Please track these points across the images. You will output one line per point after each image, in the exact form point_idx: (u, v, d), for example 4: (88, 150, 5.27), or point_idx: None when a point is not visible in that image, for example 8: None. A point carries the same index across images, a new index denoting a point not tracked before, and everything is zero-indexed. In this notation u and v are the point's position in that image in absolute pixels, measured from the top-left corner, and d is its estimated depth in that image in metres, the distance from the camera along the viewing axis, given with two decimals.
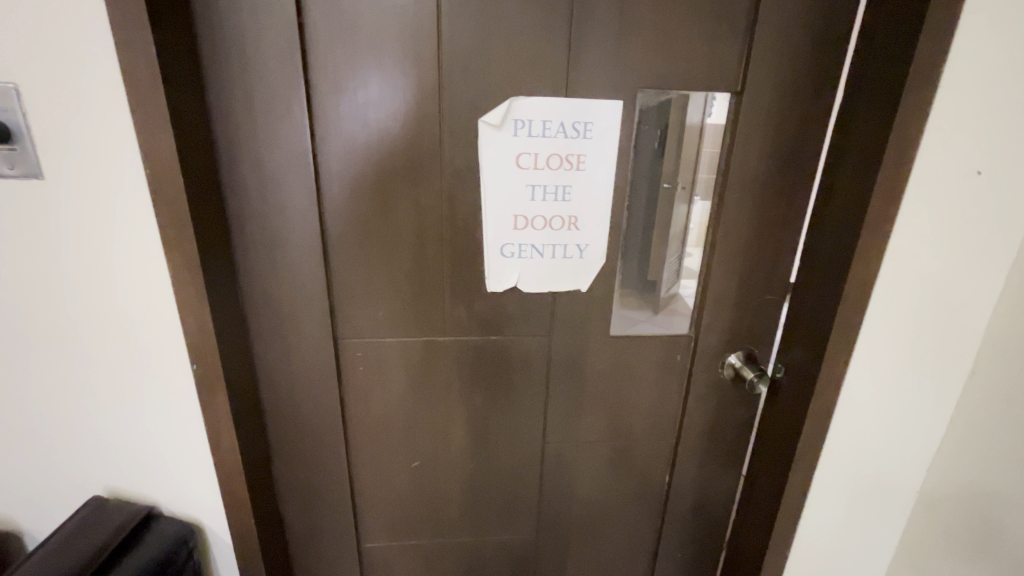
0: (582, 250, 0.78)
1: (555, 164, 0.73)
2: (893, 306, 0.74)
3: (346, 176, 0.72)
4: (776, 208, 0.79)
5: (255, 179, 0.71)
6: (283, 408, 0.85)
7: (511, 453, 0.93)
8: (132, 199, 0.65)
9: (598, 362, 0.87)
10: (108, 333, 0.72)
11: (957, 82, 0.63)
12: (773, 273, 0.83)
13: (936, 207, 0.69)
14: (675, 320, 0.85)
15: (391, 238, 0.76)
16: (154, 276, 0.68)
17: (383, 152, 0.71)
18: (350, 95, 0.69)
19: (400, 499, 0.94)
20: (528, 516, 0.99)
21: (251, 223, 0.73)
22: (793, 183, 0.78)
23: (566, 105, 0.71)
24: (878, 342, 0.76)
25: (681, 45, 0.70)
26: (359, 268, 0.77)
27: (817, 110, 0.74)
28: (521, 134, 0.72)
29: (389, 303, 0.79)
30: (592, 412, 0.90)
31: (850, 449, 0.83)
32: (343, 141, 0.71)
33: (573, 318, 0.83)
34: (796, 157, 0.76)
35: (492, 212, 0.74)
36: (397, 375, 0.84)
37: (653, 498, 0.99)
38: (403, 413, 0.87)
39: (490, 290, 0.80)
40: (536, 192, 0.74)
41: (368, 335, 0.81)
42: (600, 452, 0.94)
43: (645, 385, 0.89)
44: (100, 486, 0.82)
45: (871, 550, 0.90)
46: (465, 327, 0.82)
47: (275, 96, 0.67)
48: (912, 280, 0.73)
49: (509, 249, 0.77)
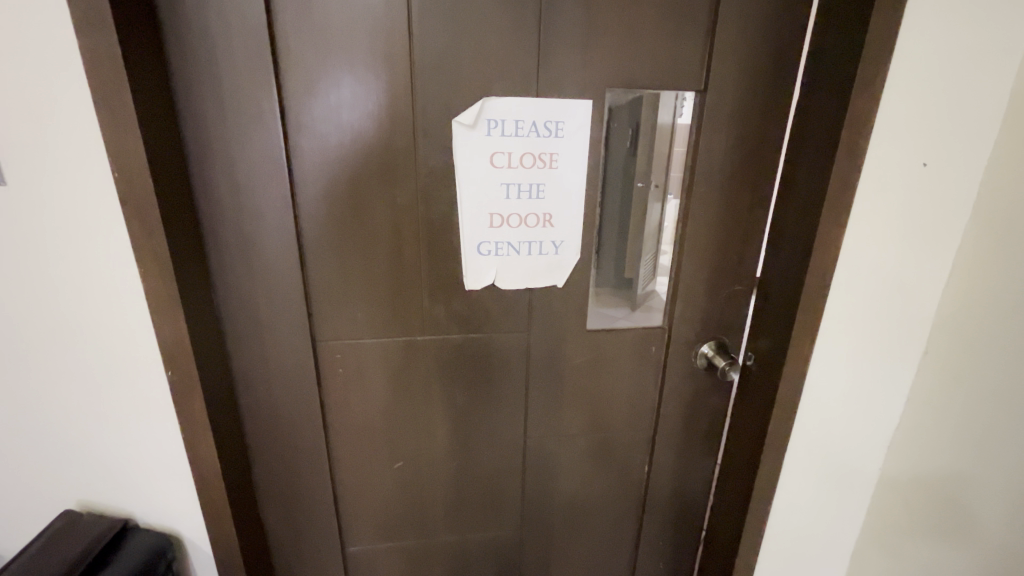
0: (557, 246, 0.80)
1: (529, 162, 0.75)
2: (853, 295, 0.78)
3: (320, 177, 0.72)
4: (742, 203, 0.82)
5: (226, 180, 0.70)
6: (261, 412, 0.84)
7: (494, 450, 0.94)
8: (101, 205, 0.64)
9: (575, 357, 0.89)
10: (80, 342, 0.70)
11: (902, 80, 0.67)
12: (741, 265, 0.86)
13: (888, 197, 0.73)
14: (651, 315, 0.88)
15: (368, 239, 0.76)
16: (125, 284, 0.68)
17: (357, 153, 0.72)
18: (323, 97, 0.69)
19: (385, 500, 0.95)
20: (512, 512, 1.00)
21: (225, 227, 0.73)
22: (757, 179, 0.81)
23: (538, 104, 0.72)
24: (841, 330, 0.80)
25: (646, 45, 0.72)
26: (337, 270, 0.77)
27: (778, 106, 0.77)
28: (494, 133, 0.73)
29: (368, 304, 0.80)
30: (571, 406, 0.93)
31: (818, 432, 0.87)
32: (317, 142, 0.71)
33: (550, 314, 0.85)
34: (760, 151, 0.79)
35: (468, 210, 0.75)
36: (378, 376, 0.85)
37: (634, 487, 1.02)
38: (384, 414, 0.88)
39: (469, 288, 0.81)
40: (511, 190, 0.76)
41: (347, 335, 0.81)
42: (580, 445, 0.96)
43: (621, 378, 0.91)
44: (75, 498, 0.81)
45: (837, 527, 0.95)
46: (445, 326, 0.83)
47: (246, 98, 0.67)
48: (869, 269, 0.77)
49: (485, 247, 0.78)
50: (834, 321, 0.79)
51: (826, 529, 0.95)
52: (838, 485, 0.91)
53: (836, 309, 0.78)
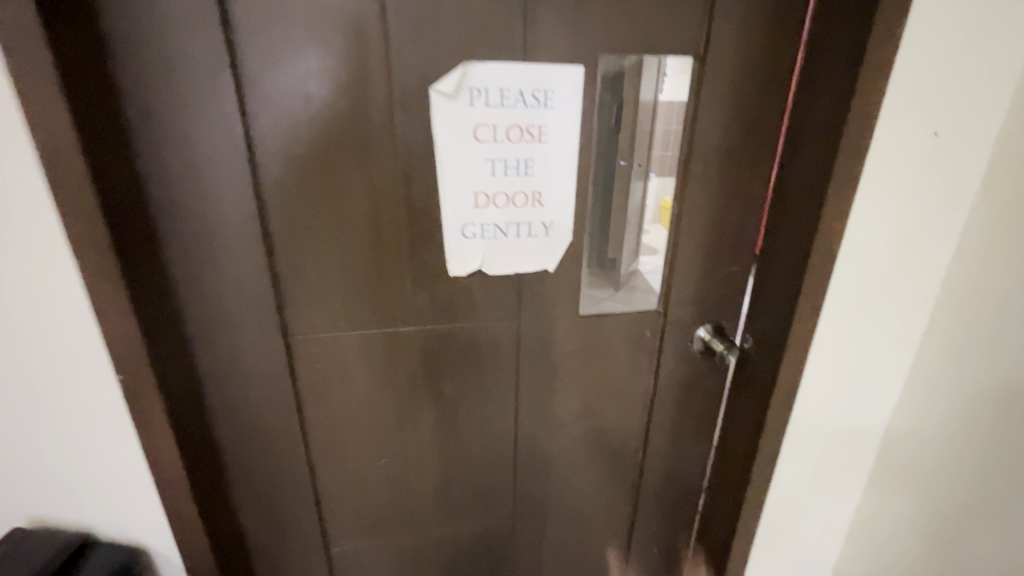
0: (547, 228, 0.75)
1: (515, 137, 0.69)
2: (855, 273, 0.75)
3: (283, 156, 0.65)
4: (741, 178, 0.77)
5: (175, 159, 0.63)
6: (230, 414, 0.78)
7: (485, 442, 0.90)
8: (23, 189, 0.55)
9: (567, 344, 0.84)
10: (13, 345, 0.62)
11: (918, 41, 0.62)
12: (738, 244, 0.82)
13: (897, 169, 0.69)
14: (636, 296, 0.83)
15: (342, 223, 0.70)
16: (61, 280, 0.60)
17: (324, 128, 0.64)
18: (283, 63, 0.61)
19: (370, 498, 0.90)
20: (503, 503, 0.97)
21: (177, 212, 0.65)
22: (758, 152, 0.76)
23: (524, 71, 0.66)
24: (843, 309, 0.77)
25: (642, 4, 0.65)
26: (308, 257, 0.71)
27: (781, 74, 0.72)
28: (476, 104, 0.66)
29: (344, 293, 0.74)
30: (562, 395, 0.89)
31: (816, 413, 0.85)
32: (278, 116, 0.63)
33: (540, 300, 0.80)
34: (760, 122, 0.74)
35: (450, 189, 0.69)
36: (359, 370, 0.79)
37: (627, 474, 0.99)
38: (366, 410, 0.83)
39: (454, 274, 0.75)
40: (496, 167, 0.70)
41: (323, 327, 0.75)
42: (572, 432, 0.93)
43: (615, 364, 0.88)
44: (23, 515, 0.74)
45: (831, 505, 0.95)
46: (428, 314, 0.77)
47: (193, 64, 0.59)
48: (873, 247, 0.73)
49: (470, 230, 0.72)
50: (836, 300, 0.76)
51: (820, 508, 0.95)
52: (832, 464, 0.91)
53: (838, 288, 0.75)
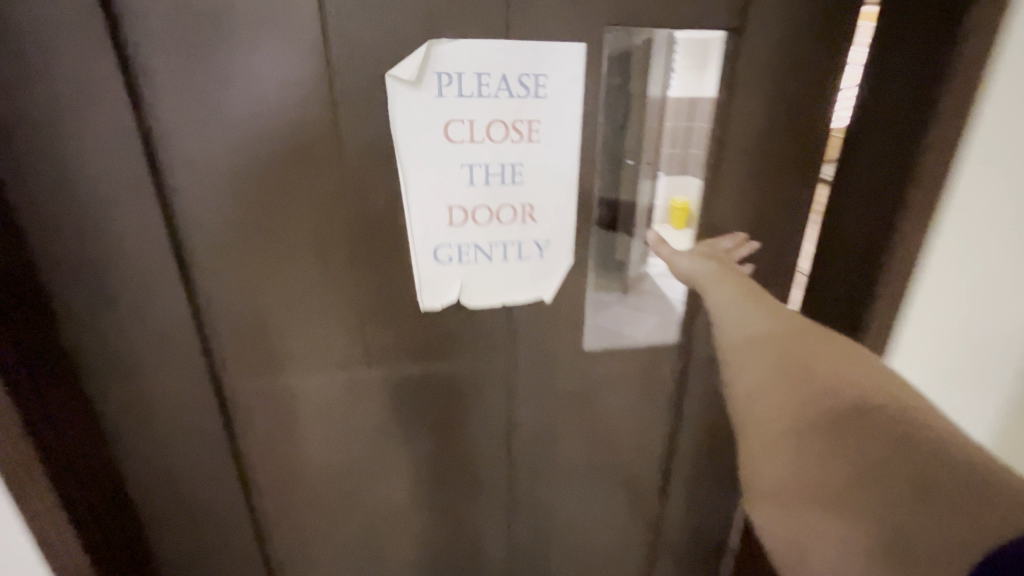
0: (541, 249, 0.60)
1: (499, 135, 0.54)
2: (930, 301, 0.60)
3: (197, 160, 0.51)
4: (784, 184, 0.62)
5: (53, 168, 0.48)
6: (157, 479, 0.63)
7: (473, 499, 0.76)
8: None
9: (568, 385, 0.70)
10: None
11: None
12: (778, 264, 0.67)
13: (989, 171, 0.54)
14: (645, 302, 0.68)
15: (283, 247, 0.55)
16: None
17: (247, 124, 0.50)
18: (184, 39, 0.47)
19: (337, 566, 0.76)
20: (496, 565, 0.83)
21: (63, 236, 0.51)
22: (807, 152, 0.61)
23: (508, 51, 0.51)
24: (911, 345, 0.62)
25: None
26: (241, 289, 0.57)
27: (839, 49, 0.56)
28: (447, 93, 0.52)
29: (291, 331, 0.60)
30: (564, 443, 0.74)
31: None
32: (185, 109, 0.49)
33: (534, 335, 0.65)
34: (812, 112, 0.58)
35: (417, 202, 0.55)
36: (315, 421, 0.65)
37: (641, 531, 0.84)
38: (327, 466, 0.69)
39: (426, 307, 0.61)
40: (475, 173, 0.55)
41: (266, 372, 0.61)
42: (576, 485, 0.78)
43: (627, 407, 0.73)
44: None
45: None
46: (397, 354, 0.63)
47: (61, 41, 0.44)
48: (954, 269, 0.58)
49: (444, 253, 0.58)
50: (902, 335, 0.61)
51: None
52: None
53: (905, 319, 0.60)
